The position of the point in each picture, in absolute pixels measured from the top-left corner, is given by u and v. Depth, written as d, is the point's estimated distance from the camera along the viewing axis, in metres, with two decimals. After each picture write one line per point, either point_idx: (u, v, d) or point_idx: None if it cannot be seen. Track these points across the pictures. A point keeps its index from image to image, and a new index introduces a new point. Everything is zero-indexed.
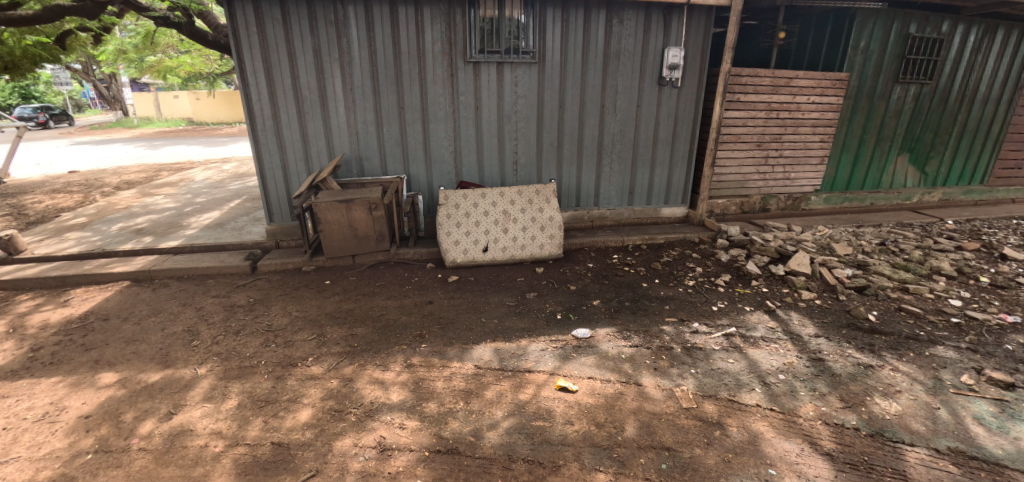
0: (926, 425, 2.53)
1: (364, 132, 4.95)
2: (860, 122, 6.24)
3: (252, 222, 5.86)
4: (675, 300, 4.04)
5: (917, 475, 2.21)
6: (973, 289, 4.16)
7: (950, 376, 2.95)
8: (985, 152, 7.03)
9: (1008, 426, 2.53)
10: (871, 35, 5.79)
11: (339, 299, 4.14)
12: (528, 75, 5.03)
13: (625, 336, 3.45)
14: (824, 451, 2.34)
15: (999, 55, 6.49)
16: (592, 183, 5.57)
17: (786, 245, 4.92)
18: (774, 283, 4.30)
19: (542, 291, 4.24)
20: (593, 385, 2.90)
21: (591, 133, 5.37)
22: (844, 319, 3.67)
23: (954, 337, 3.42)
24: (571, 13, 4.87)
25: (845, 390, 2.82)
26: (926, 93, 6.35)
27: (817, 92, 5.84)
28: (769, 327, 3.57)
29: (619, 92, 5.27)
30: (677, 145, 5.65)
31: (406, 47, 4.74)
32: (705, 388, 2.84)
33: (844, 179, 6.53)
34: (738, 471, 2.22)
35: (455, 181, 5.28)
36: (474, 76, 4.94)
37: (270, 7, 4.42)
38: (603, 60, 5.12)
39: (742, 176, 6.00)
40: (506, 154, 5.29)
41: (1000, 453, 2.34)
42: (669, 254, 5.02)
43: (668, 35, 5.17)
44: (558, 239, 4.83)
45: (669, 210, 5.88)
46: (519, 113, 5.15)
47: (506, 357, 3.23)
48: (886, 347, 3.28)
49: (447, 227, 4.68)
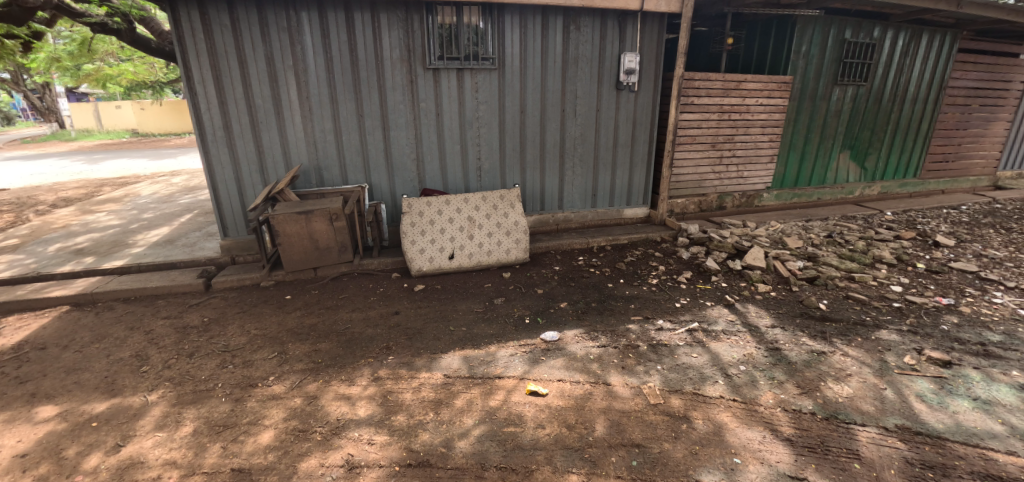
0: (874, 405, 2.68)
1: (323, 141, 4.82)
2: (805, 123, 6.60)
3: (205, 238, 5.58)
4: (640, 299, 4.12)
5: (869, 453, 2.34)
6: (911, 275, 4.46)
7: (895, 357, 3.15)
8: (917, 148, 7.57)
9: (947, 401, 2.72)
10: (811, 41, 6.15)
11: (300, 314, 4.00)
12: (489, 80, 5.04)
13: (592, 337, 3.48)
14: (784, 437, 2.44)
15: (925, 58, 7.01)
16: (556, 187, 5.62)
17: (742, 240, 5.10)
18: (732, 278, 4.44)
19: (509, 296, 4.24)
20: (563, 387, 2.91)
21: (553, 138, 5.43)
22: (798, 309, 3.85)
23: (896, 320, 3.65)
24: (528, 19, 4.94)
25: (801, 377, 2.95)
26: (862, 94, 6.80)
27: (765, 94, 6.14)
28: (729, 320, 3.70)
29: (579, 97, 5.36)
30: (637, 147, 5.80)
31: (364, 54, 4.66)
32: (672, 384, 2.90)
33: (793, 176, 6.86)
34: (705, 462, 2.28)
35: (419, 188, 5.21)
36: (434, 82, 4.91)
37: (218, 13, 4.25)
38: (562, 66, 5.21)
39: (699, 175, 6.22)
40: (469, 161, 5.26)
41: (942, 427, 2.51)
42: (632, 254, 5.12)
43: (623, 40, 5.32)
44: (524, 244, 4.85)
45: (631, 211, 6.01)
46: (480, 119, 5.15)
47: (476, 364, 3.21)
48: (837, 333, 3.46)
49: (411, 235, 4.59)
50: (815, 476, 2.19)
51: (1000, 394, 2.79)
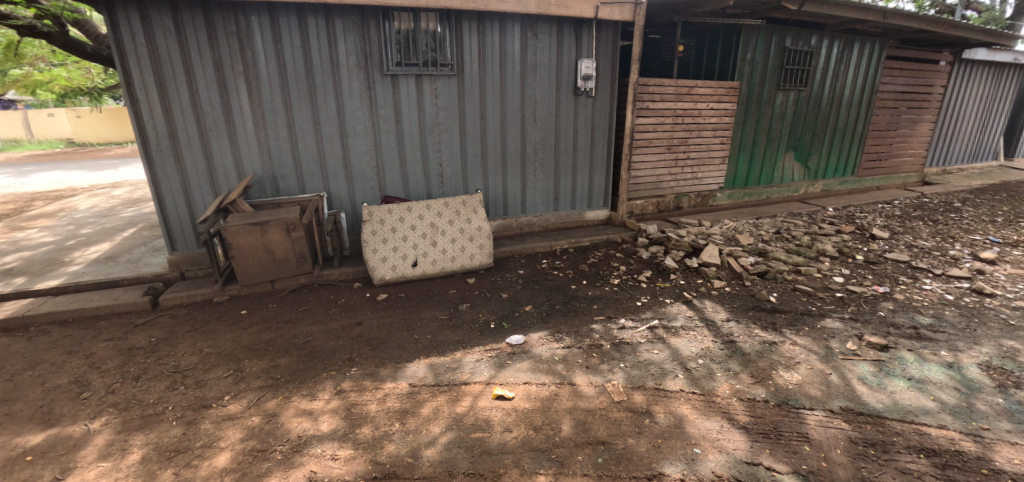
0: (821, 390, 2.84)
1: (277, 149, 4.67)
2: (753, 125, 6.95)
3: (151, 253, 5.28)
4: (602, 299, 4.21)
5: (817, 435, 2.48)
6: (851, 266, 4.77)
7: (838, 344, 3.35)
8: (853, 148, 8.11)
9: (885, 382, 2.92)
10: (755, 48, 6.50)
11: (257, 330, 3.84)
12: (448, 86, 5.04)
13: (557, 339, 3.53)
14: (740, 425, 2.55)
15: (857, 65, 7.54)
16: (518, 191, 5.66)
17: (698, 239, 5.30)
18: (689, 275, 4.61)
19: (474, 301, 4.23)
20: (529, 389, 2.93)
21: (514, 143, 5.48)
22: (751, 302, 4.04)
23: (839, 309, 3.90)
24: (486, 26, 4.99)
25: (755, 367, 3.09)
26: (803, 98, 7.23)
27: (715, 99, 6.43)
28: (688, 316, 3.84)
29: (538, 103, 5.44)
30: (596, 151, 5.94)
31: (318, 59, 4.56)
32: (634, 380, 2.98)
33: (743, 176, 7.20)
34: (667, 455, 2.36)
35: (379, 196, 5.13)
36: (392, 88, 4.86)
37: (160, 16, 4.06)
38: (520, 72, 5.28)
39: (656, 177, 6.43)
40: (430, 167, 5.23)
41: (881, 407, 2.69)
42: (595, 256, 5.23)
43: (580, 47, 5.45)
44: (488, 248, 4.87)
45: (593, 213, 6.14)
46: (441, 125, 5.13)
47: (442, 371, 3.18)
48: (786, 324, 3.66)
49: (373, 243, 4.51)
50: (770, 460, 2.30)
51: (931, 372, 3.02)
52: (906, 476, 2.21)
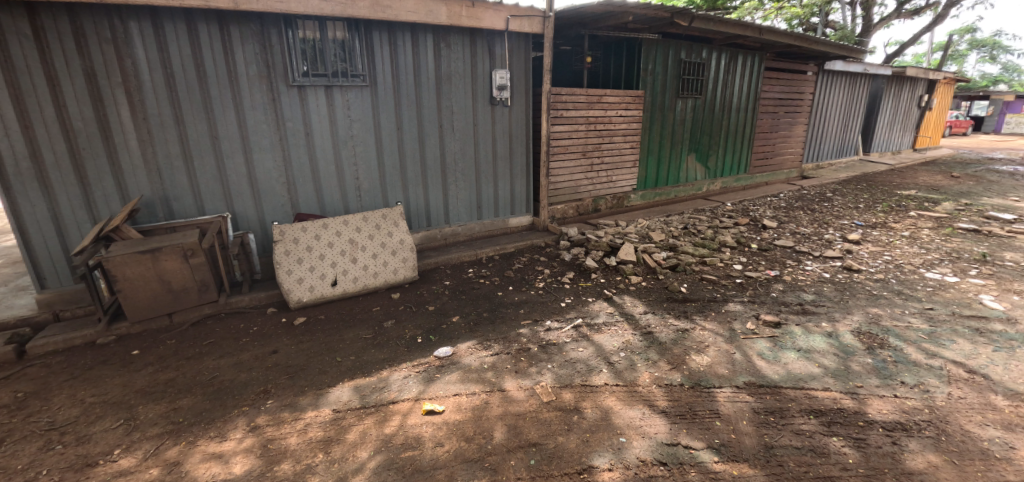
0: (728, 368, 3.11)
1: (168, 167, 4.23)
2: (658, 130, 7.50)
3: (12, 294, 4.51)
4: (528, 303, 4.28)
5: (726, 410, 2.70)
6: (748, 254, 5.30)
7: (740, 325, 3.70)
8: (744, 149, 9.03)
9: (779, 355, 3.26)
10: (655, 60, 7.06)
11: (153, 370, 3.42)
12: (360, 97, 4.88)
13: (486, 347, 3.53)
14: (660, 410, 2.71)
15: (742, 74, 8.44)
16: (441, 202, 5.61)
17: (615, 238, 5.59)
18: (609, 273, 4.84)
19: (400, 317, 4.11)
20: (460, 400, 2.90)
21: (433, 153, 5.43)
22: (665, 294, 4.33)
23: (739, 293, 4.30)
24: (397, 36, 4.93)
25: (671, 354, 3.31)
26: (699, 105, 7.95)
27: (622, 107, 6.86)
28: (609, 312, 4.03)
29: (455, 113, 5.46)
30: (515, 159, 6.06)
31: (213, 69, 4.21)
32: (562, 379, 3.06)
33: (653, 178, 7.73)
34: (596, 447, 2.44)
35: (291, 214, 4.82)
36: (300, 100, 4.61)
37: (11, 19, 3.53)
38: (435, 83, 5.27)
39: (574, 182, 6.71)
40: (346, 181, 5.02)
41: (777, 377, 3.00)
42: (520, 261, 5.31)
43: (493, 58, 5.57)
44: (412, 261, 4.77)
45: (516, 219, 6.25)
46: (355, 137, 4.95)
47: (368, 392, 3.05)
48: (696, 311, 3.97)
49: (286, 265, 4.21)
50: (688, 439, 2.47)
51: (815, 342, 3.43)
52: (800, 436, 2.48)
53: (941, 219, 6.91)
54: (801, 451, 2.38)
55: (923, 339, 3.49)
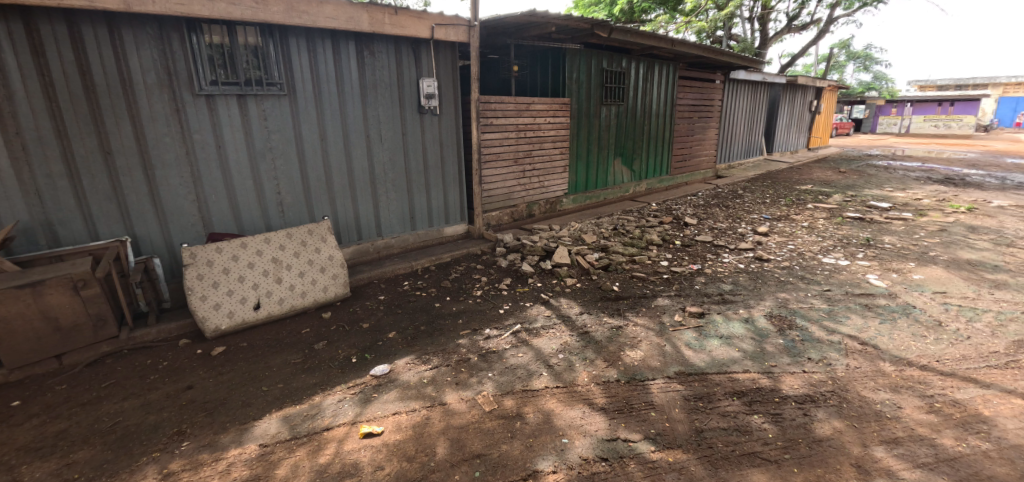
0: (660, 360, 3.27)
1: (49, 188, 3.70)
2: (585, 136, 7.80)
3: None
4: (467, 312, 4.24)
5: (659, 400, 2.83)
6: (673, 250, 5.64)
7: (668, 318, 3.91)
8: (665, 152, 9.63)
9: (704, 343, 3.49)
10: (579, 69, 7.35)
11: (37, 423, 2.95)
12: (278, 107, 4.60)
13: (425, 361, 3.44)
14: (599, 407, 2.78)
15: (659, 83, 9.01)
16: (371, 214, 5.42)
17: (550, 242, 5.71)
18: (545, 277, 4.93)
19: (332, 337, 3.90)
20: (399, 419, 2.79)
21: (361, 164, 5.24)
22: (599, 294, 4.48)
23: (667, 288, 4.55)
24: (316, 43, 4.72)
25: (607, 352, 3.42)
26: (622, 111, 8.37)
27: (550, 114, 7.06)
28: (546, 315, 4.09)
29: (382, 122, 5.31)
30: (447, 168, 6.01)
31: (102, 77, 3.77)
32: (503, 387, 3.05)
33: (583, 182, 8.01)
34: (539, 451, 2.45)
35: (204, 234, 4.41)
36: (209, 110, 4.25)
37: None
38: (360, 91, 5.10)
39: (507, 189, 6.79)
40: (266, 196, 4.69)
41: (703, 364, 3.21)
42: (457, 270, 5.26)
43: (420, 67, 5.51)
44: (343, 278, 4.55)
45: (451, 228, 6.19)
46: (274, 149, 4.65)
47: (298, 421, 2.85)
48: (628, 308, 4.14)
49: (200, 290, 3.84)
50: (626, 433, 2.55)
51: (734, 328, 3.71)
52: (726, 418, 2.66)
53: (833, 210, 7.78)
54: (728, 432, 2.55)
55: (824, 318, 3.90)
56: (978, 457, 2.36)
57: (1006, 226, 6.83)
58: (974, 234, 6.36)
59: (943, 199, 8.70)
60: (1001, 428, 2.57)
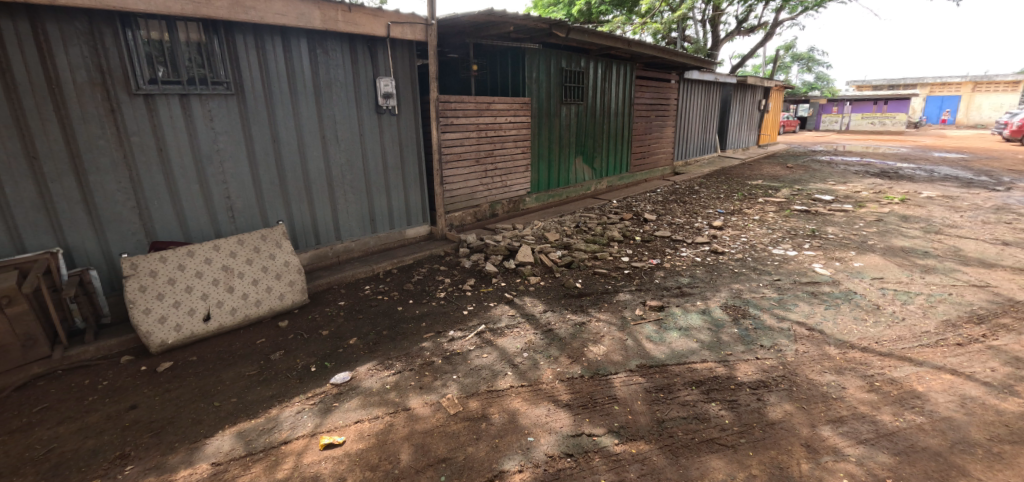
0: (622, 354, 3.34)
1: None
2: (546, 135, 7.86)
3: None
4: (430, 315, 4.18)
5: (622, 393, 2.89)
6: (633, 246, 5.77)
7: (630, 312, 4.00)
8: (624, 150, 9.85)
9: (664, 336, 3.59)
10: (538, 68, 7.39)
11: None
12: (225, 107, 4.38)
13: (388, 366, 3.37)
14: (564, 404, 2.81)
15: (617, 82, 9.21)
16: (329, 217, 5.25)
17: (513, 241, 5.72)
18: (509, 276, 4.93)
19: (289, 347, 3.75)
20: (361, 428, 2.71)
21: (317, 166, 5.07)
22: (562, 291, 4.53)
23: (628, 283, 4.66)
24: (265, 41, 4.52)
25: (571, 349, 3.45)
26: (582, 110, 8.50)
27: (511, 113, 7.08)
28: (510, 315, 4.09)
29: (338, 123, 5.16)
30: (407, 168, 5.91)
31: (23, 75, 3.45)
32: (468, 388, 3.03)
33: (545, 180, 8.07)
34: (506, 451, 2.44)
35: (146, 243, 4.13)
36: (148, 111, 3.99)
37: None
38: (314, 91, 4.93)
39: (470, 189, 6.75)
40: (214, 201, 4.45)
41: (663, 356, 3.29)
42: (420, 272, 5.18)
43: (376, 66, 5.39)
44: (300, 284, 4.39)
45: (413, 230, 6.09)
46: (222, 152, 4.42)
47: (254, 436, 2.72)
48: (591, 304, 4.21)
49: (143, 302, 3.60)
50: (590, 427, 2.59)
51: (692, 320, 3.84)
52: (686, 407, 2.74)
53: (782, 204, 8.19)
54: (687, 420, 2.63)
55: (774, 306, 4.09)
56: (913, 430, 2.54)
57: (934, 215, 7.40)
58: (906, 223, 6.85)
59: (880, 191, 9.32)
60: (933, 402, 2.78)
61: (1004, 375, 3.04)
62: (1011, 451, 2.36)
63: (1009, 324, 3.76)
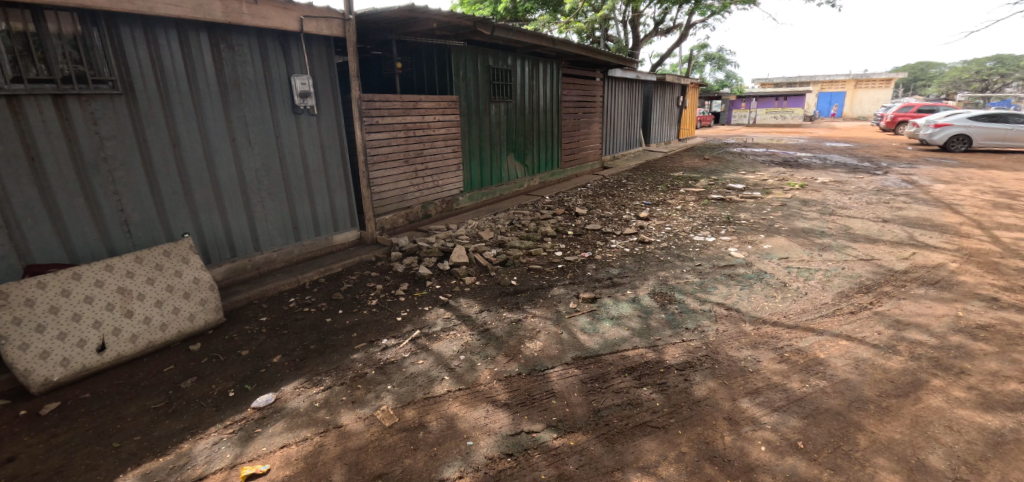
0: (557, 348, 3.39)
1: None
2: (477, 134, 7.82)
3: None
4: (362, 325, 4.00)
5: (559, 387, 2.93)
6: (566, 240, 5.90)
7: (564, 306, 4.08)
8: (555, 146, 10.05)
9: (597, 327, 3.69)
10: (465, 66, 7.34)
11: None
12: (112, 109, 3.87)
13: (316, 383, 3.17)
14: (503, 403, 2.80)
15: (545, 80, 9.36)
16: (245, 226, 4.85)
17: (447, 242, 5.63)
18: (444, 278, 4.84)
19: (203, 372, 3.41)
20: (288, 452, 2.52)
21: (227, 171, 4.65)
22: (497, 290, 4.52)
23: (562, 277, 4.75)
24: (158, 34, 4.07)
25: (507, 347, 3.45)
26: (511, 108, 8.55)
27: (440, 112, 6.96)
28: (445, 318, 4.01)
29: (250, 124, 4.77)
30: (331, 171, 5.62)
31: None
32: (403, 398, 2.92)
33: (478, 179, 8.03)
34: (445, 458, 2.38)
35: (19, 267, 3.55)
36: (14, 114, 3.42)
37: None
38: (219, 90, 4.52)
39: (400, 190, 6.56)
40: (105, 215, 3.93)
41: (597, 346, 3.39)
42: (349, 280, 4.94)
43: (290, 62, 5.06)
44: (213, 302, 4.03)
45: (340, 236, 5.81)
46: (112, 159, 3.92)
47: (161, 477, 2.43)
48: (526, 300, 4.24)
49: (18, 338, 3.08)
50: (529, 425, 2.60)
51: (622, 309, 3.99)
52: (619, 394, 2.83)
53: (701, 193, 8.76)
54: (621, 407, 2.72)
55: (696, 290, 4.36)
56: (818, 394, 2.80)
57: (829, 198, 8.27)
58: (806, 207, 7.60)
59: (783, 179, 10.27)
60: (832, 367, 3.09)
61: (887, 337, 3.45)
62: (895, 404, 2.68)
63: (890, 292, 4.28)
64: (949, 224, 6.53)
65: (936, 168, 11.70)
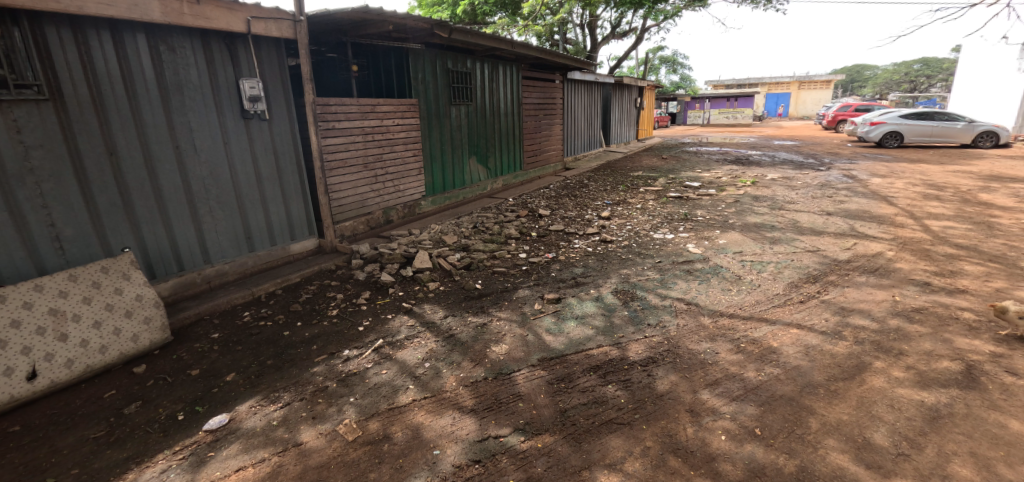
0: (523, 351, 3.39)
1: None
2: (438, 137, 7.75)
3: None
4: (322, 336, 3.86)
5: (525, 389, 2.93)
6: (530, 241, 5.93)
7: (529, 308, 4.09)
8: (517, 149, 10.10)
9: (562, 327, 3.72)
10: (423, 69, 7.26)
11: None
12: (38, 116, 3.58)
13: (274, 399, 3.04)
14: (470, 409, 2.77)
15: (505, 82, 9.40)
16: (193, 238, 4.60)
17: (409, 248, 5.54)
18: (407, 284, 4.75)
19: (149, 395, 3.20)
20: (243, 475, 2.39)
21: (171, 180, 4.40)
22: (462, 294, 4.48)
23: (526, 279, 4.76)
24: (89, 35, 3.79)
25: (473, 352, 3.42)
26: (472, 111, 8.53)
27: (399, 116, 6.86)
28: (409, 325, 3.94)
29: (195, 131, 4.53)
30: (285, 178, 5.42)
31: None
32: (366, 410, 2.84)
33: (440, 183, 7.95)
34: (411, 469, 2.33)
35: None
36: None
37: None
38: (159, 94, 4.27)
39: (359, 195, 6.41)
40: (32, 230, 3.62)
41: (561, 347, 3.41)
42: (308, 290, 4.77)
43: (237, 65, 4.84)
44: (159, 320, 3.79)
45: (297, 245, 5.61)
46: (38, 170, 3.62)
47: None
48: (491, 304, 4.22)
49: None
50: (496, 429, 2.58)
51: (586, 308, 4.04)
52: (585, 393, 2.86)
53: (660, 191, 9.02)
54: (587, 405, 2.75)
55: (657, 287, 4.47)
56: (772, 381, 2.93)
57: (778, 194, 8.70)
58: (757, 203, 7.96)
59: (736, 176, 10.72)
60: (784, 355, 3.24)
61: (833, 324, 3.66)
62: (842, 387, 2.84)
63: (834, 281, 4.54)
64: (885, 215, 7.01)
65: (872, 163, 12.55)
